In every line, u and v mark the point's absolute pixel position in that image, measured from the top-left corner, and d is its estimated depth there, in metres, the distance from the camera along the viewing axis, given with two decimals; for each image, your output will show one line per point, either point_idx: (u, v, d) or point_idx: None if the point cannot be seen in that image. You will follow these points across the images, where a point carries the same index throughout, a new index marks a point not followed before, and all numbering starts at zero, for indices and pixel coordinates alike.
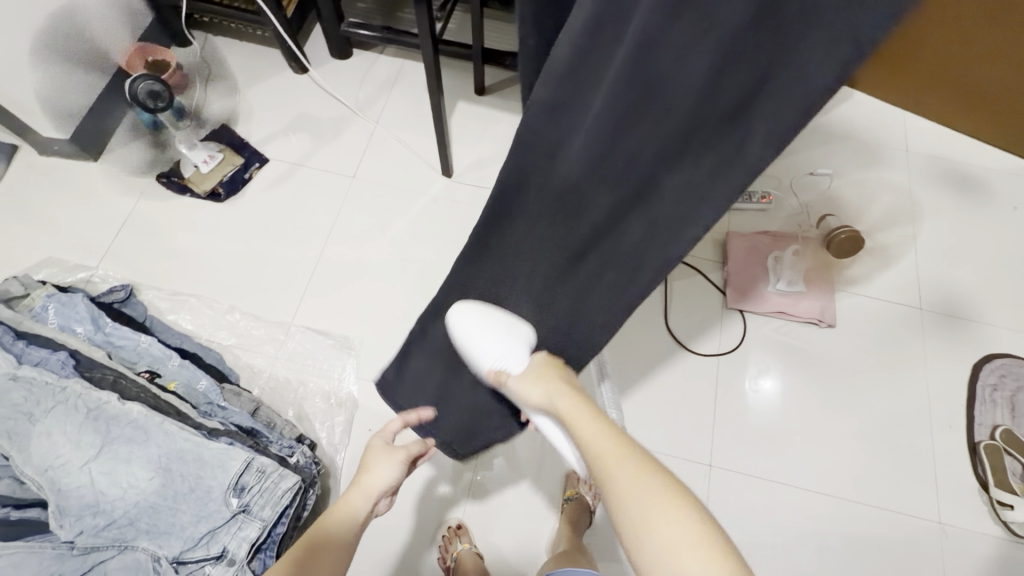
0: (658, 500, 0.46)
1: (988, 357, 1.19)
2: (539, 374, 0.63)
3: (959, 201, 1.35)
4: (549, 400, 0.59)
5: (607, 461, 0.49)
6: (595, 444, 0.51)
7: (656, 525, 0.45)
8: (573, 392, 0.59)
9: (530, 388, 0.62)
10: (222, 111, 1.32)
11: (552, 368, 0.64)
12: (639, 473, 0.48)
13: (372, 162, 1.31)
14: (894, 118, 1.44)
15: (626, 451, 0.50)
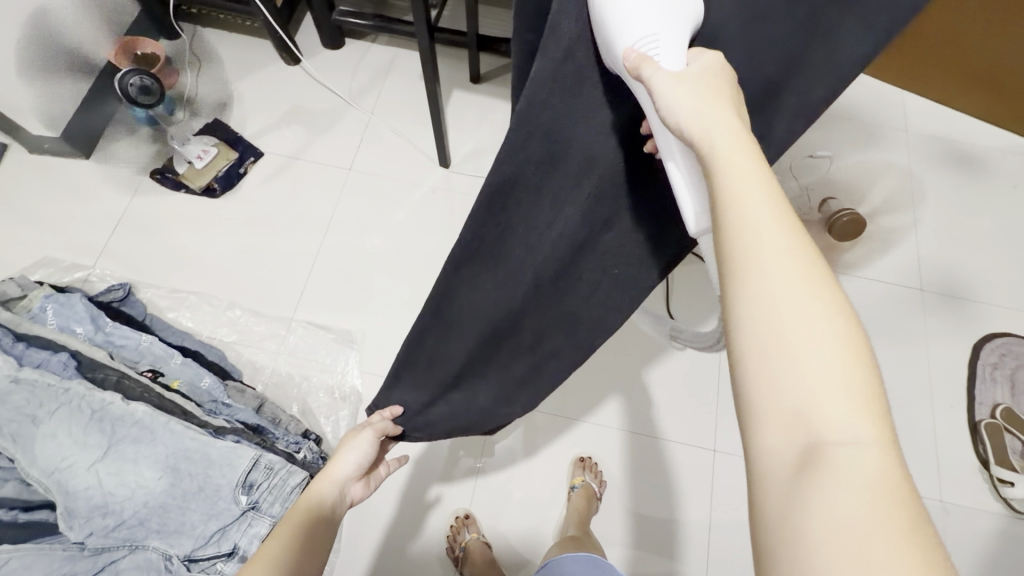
0: (816, 321, 0.30)
1: (989, 336, 1.19)
2: (704, 86, 0.37)
3: (959, 181, 1.34)
4: (704, 128, 0.35)
5: (757, 224, 0.32)
6: (740, 186, 0.33)
7: (802, 347, 0.29)
8: (728, 111, 0.36)
9: (681, 90, 0.36)
10: (213, 103, 1.32)
11: (725, 88, 0.37)
12: (794, 273, 0.30)
13: (368, 154, 1.30)
14: (894, 98, 1.43)
15: (797, 244, 0.31)
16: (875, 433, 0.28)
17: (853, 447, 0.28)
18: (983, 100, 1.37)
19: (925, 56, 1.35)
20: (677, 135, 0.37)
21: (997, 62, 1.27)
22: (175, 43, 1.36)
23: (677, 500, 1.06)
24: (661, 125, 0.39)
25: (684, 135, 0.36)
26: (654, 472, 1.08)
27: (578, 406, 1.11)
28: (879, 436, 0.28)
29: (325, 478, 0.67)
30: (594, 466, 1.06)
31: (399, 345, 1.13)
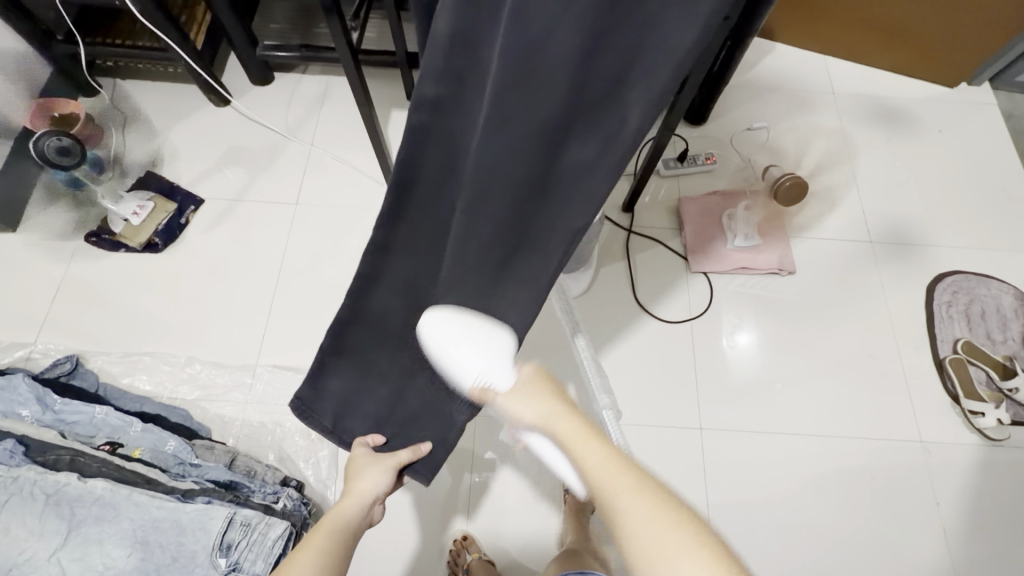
0: (681, 548, 0.46)
1: (940, 276, 1.24)
2: (529, 393, 0.62)
3: (890, 133, 1.40)
4: (543, 422, 0.59)
5: (593, 462, 0.53)
6: (585, 454, 0.54)
7: (666, 548, 0.47)
8: (571, 413, 0.59)
9: (523, 405, 0.61)
10: (144, 156, 1.27)
11: (543, 389, 0.63)
12: (629, 484, 0.51)
13: (314, 186, 1.27)
14: (816, 64, 1.50)
15: (620, 471, 0.52)
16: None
17: None
18: (902, 53, 1.44)
19: (837, 22, 1.42)
20: (530, 426, 0.61)
21: (904, 19, 1.36)
22: (94, 100, 1.31)
23: (672, 483, 1.05)
24: (523, 430, 0.63)
25: (552, 436, 0.58)
26: (646, 459, 1.07)
27: None
28: None
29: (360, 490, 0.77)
30: None
31: None
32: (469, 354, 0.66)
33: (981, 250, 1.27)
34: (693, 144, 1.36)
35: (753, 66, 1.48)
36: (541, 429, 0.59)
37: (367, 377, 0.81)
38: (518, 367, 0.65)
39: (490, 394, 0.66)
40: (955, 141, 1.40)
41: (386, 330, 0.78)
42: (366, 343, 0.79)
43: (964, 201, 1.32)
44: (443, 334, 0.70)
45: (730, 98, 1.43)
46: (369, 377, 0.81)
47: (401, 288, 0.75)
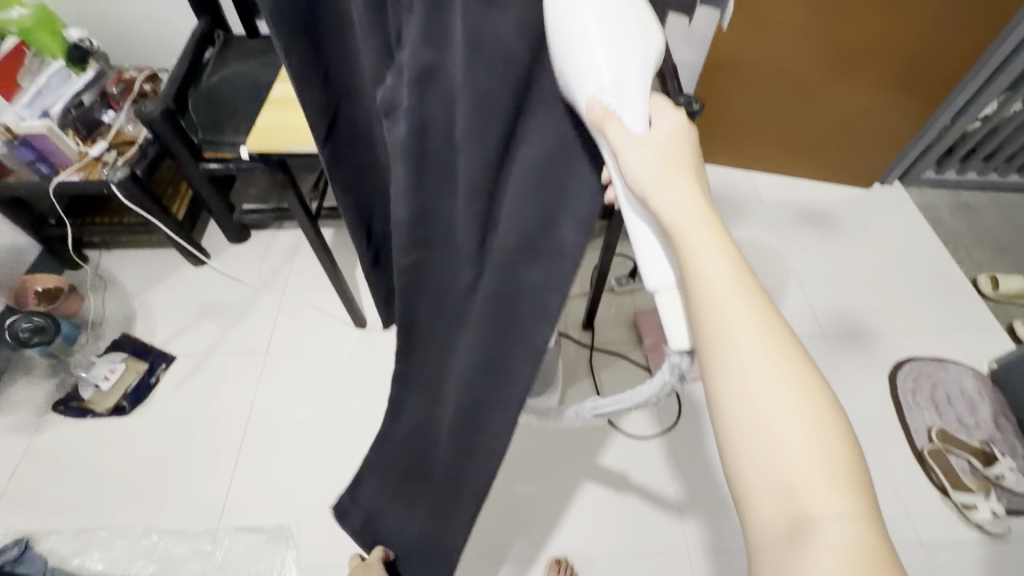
0: (797, 426, 0.29)
1: (897, 364, 1.27)
2: (661, 147, 0.36)
3: (820, 233, 1.52)
4: (670, 207, 0.34)
5: (714, 295, 0.31)
6: (682, 235, 0.33)
7: (776, 426, 0.29)
8: (694, 181, 0.35)
9: (645, 159, 0.35)
10: (119, 319, 1.33)
11: (685, 153, 0.36)
12: (760, 319, 0.31)
13: (285, 333, 1.32)
14: (743, 179, 1.67)
15: (747, 294, 0.31)
16: (854, 532, 0.28)
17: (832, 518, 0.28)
18: (816, 166, 1.63)
19: (756, 144, 1.62)
20: (635, 186, 0.36)
21: (812, 136, 1.56)
22: (78, 274, 1.40)
23: None
24: (614, 175, 0.37)
25: (646, 211, 0.36)
26: None
27: (539, 542, 1.06)
28: (853, 509, 0.28)
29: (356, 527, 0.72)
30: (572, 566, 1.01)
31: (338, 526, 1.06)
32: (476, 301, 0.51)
33: (930, 334, 1.32)
34: None
35: None
36: (652, 197, 0.35)
37: (393, 496, 0.86)
38: (663, 111, 0.37)
39: (613, 119, 0.35)
40: (880, 235, 1.53)
41: (405, 458, 0.81)
42: (388, 465, 0.84)
43: (903, 289, 1.40)
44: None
45: None
46: (397, 495, 0.85)
47: (412, 427, 0.78)
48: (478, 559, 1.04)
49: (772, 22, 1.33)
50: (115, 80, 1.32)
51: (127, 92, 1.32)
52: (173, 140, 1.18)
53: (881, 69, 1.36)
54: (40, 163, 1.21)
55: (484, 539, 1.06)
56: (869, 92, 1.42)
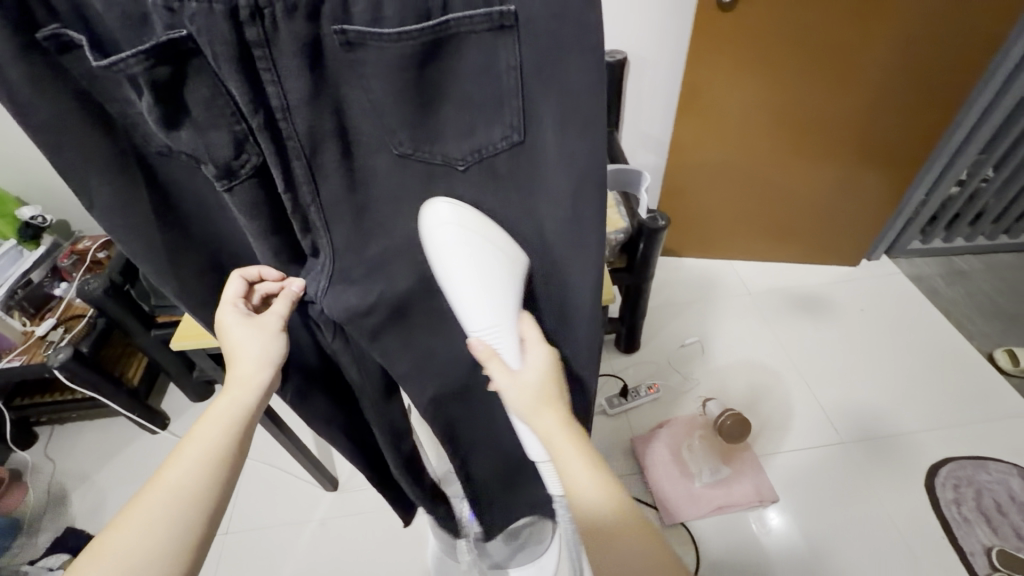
0: (625, 536, 0.44)
1: (932, 470, 1.13)
2: (534, 387, 0.50)
3: (815, 322, 1.44)
4: (543, 435, 0.49)
5: (571, 480, 0.47)
6: (557, 452, 0.48)
7: (611, 527, 0.45)
8: (553, 404, 0.50)
9: (517, 400, 0.50)
10: (57, 514, 1.19)
11: (550, 382, 0.51)
12: (588, 471, 0.46)
13: (247, 505, 1.18)
14: (725, 270, 1.62)
15: (580, 450, 0.48)
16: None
17: None
18: (802, 248, 1.58)
19: (728, 234, 1.58)
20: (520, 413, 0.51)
21: (783, 221, 1.53)
22: (22, 456, 1.28)
23: None
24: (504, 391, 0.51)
25: (533, 429, 0.50)
26: None
27: None
28: None
29: (232, 396, 0.50)
30: None
31: None
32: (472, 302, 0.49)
33: (957, 428, 1.20)
34: (633, 374, 1.36)
35: (668, 284, 1.59)
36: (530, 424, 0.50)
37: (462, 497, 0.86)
38: (535, 342, 0.52)
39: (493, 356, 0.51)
40: (879, 318, 1.45)
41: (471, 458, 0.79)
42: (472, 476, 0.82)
43: (915, 377, 1.30)
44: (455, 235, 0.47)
45: (655, 318, 1.49)
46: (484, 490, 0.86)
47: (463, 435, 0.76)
48: None
49: (719, 126, 1.33)
50: (67, 252, 1.26)
51: (79, 263, 1.27)
52: (121, 314, 1.12)
53: (835, 153, 1.35)
54: None
55: None
56: (833, 174, 1.40)
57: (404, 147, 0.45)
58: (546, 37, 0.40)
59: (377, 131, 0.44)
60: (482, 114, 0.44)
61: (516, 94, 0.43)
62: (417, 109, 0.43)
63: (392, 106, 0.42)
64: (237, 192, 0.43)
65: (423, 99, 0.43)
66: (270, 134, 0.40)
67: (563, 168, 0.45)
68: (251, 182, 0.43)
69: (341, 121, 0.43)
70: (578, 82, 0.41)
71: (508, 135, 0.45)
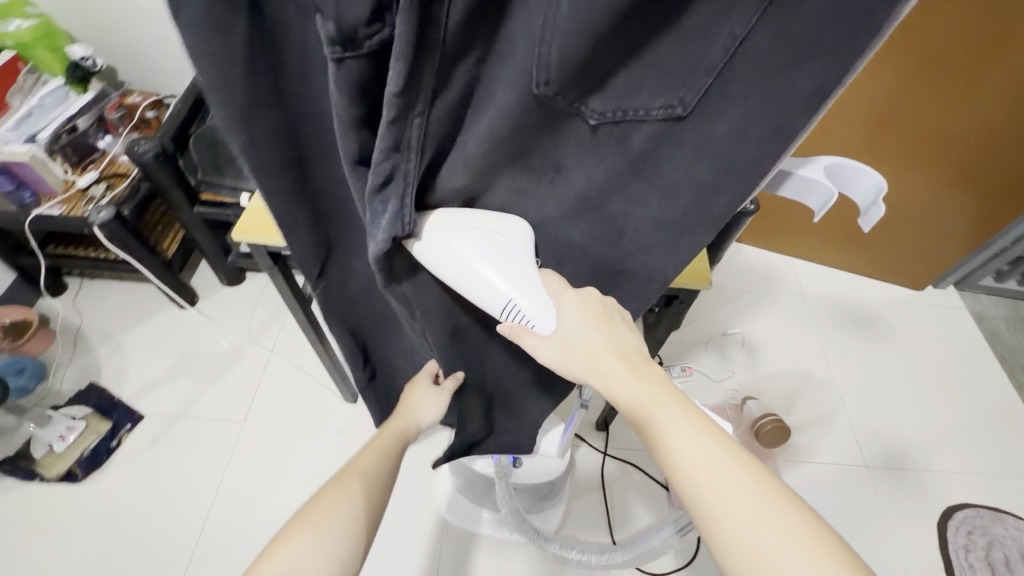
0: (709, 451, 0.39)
1: (948, 511, 1.12)
2: (587, 315, 0.45)
3: (864, 339, 1.39)
4: (589, 357, 0.44)
5: (636, 399, 0.43)
6: (613, 373, 0.44)
7: (693, 449, 0.40)
8: (602, 322, 0.45)
9: (573, 328, 0.44)
10: (82, 368, 1.20)
11: (597, 308, 0.45)
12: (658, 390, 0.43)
13: (267, 397, 1.19)
14: (782, 266, 1.54)
15: (644, 371, 0.44)
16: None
17: (779, 540, 0.36)
18: (846, 258, 1.51)
19: (794, 230, 1.49)
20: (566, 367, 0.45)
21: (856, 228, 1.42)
22: (54, 303, 1.29)
23: None
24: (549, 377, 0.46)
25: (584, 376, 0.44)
26: None
27: None
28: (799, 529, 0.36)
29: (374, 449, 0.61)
30: None
31: None
32: (474, 260, 0.43)
33: (984, 477, 1.18)
34: (666, 353, 1.33)
35: (721, 268, 1.51)
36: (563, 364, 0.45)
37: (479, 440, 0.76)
38: (562, 293, 0.45)
39: (526, 333, 0.45)
40: (931, 349, 1.39)
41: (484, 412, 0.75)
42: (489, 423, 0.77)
43: (954, 416, 1.26)
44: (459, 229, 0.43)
45: (700, 301, 1.43)
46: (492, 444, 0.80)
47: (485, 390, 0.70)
48: None
49: (842, 110, 1.20)
50: (115, 105, 1.19)
51: (127, 118, 1.19)
52: (167, 181, 1.08)
53: (934, 171, 1.23)
54: (21, 190, 1.10)
55: None
56: (926, 190, 1.28)
57: (547, 90, 0.33)
58: (804, 24, 0.29)
59: (525, 65, 0.32)
60: (656, 69, 0.32)
61: (716, 69, 0.32)
62: (614, 48, 0.31)
63: (572, 45, 0.30)
64: (348, 68, 0.30)
65: (607, 47, 0.31)
66: (419, 17, 0.28)
67: (701, 162, 0.37)
68: (361, 67, 0.31)
69: (499, 33, 0.32)
70: (800, 90, 0.31)
71: (669, 105, 0.34)
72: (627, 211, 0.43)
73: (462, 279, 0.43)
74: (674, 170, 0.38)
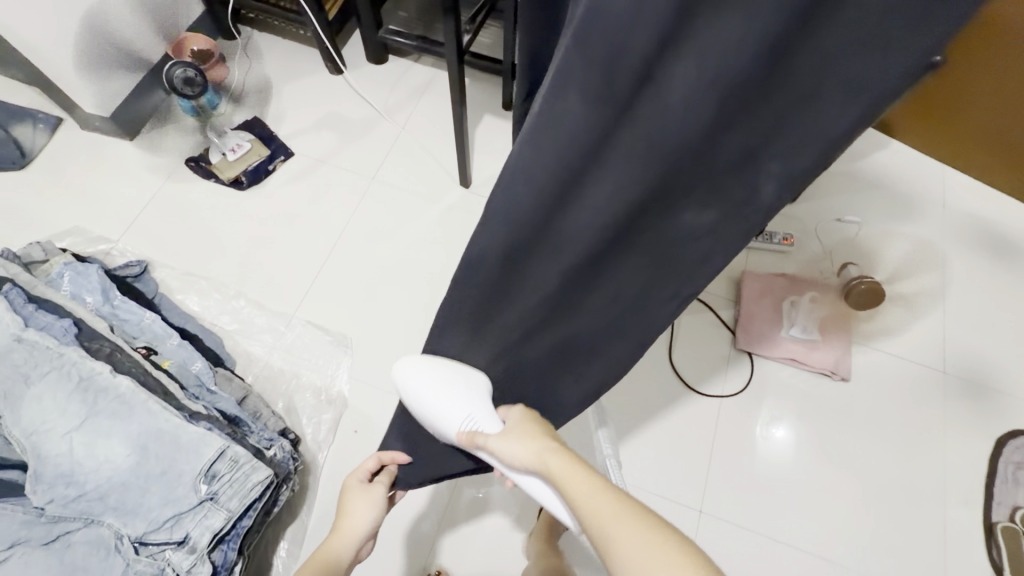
0: (646, 549, 0.43)
1: (1015, 433, 1.11)
2: (519, 431, 0.58)
3: (996, 264, 1.28)
4: (535, 460, 0.54)
5: (576, 496, 0.49)
6: (556, 475, 0.51)
7: (631, 546, 0.43)
8: (544, 440, 0.55)
9: (512, 444, 0.56)
10: (252, 106, 1.37)
11: (532, 425, 0.59)
12: (595, 486, 0.49)
13: (394, 166, 1.31)
14: (934, 172, 1.38)
15: (578, 476, 0.50)
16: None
17: None
18: (1010, 182, 1.33)
19: (961, 136, 1.31)
20: (521, 465, 0.56)
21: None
22: (231, 44, 1.44)
23: None
24: (508, 470, 0.58)
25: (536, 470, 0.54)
26: None
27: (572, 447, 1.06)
28: None
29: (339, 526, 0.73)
30: None
31: (394, 356, 1.11)
32: (439, 393, 0.66)
33: None
34: (774, 220, 1.29)
35: (861, 158, 1.40)
36: (514, 459, 0.56)
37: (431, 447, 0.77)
38: (510, 411, 0.63)
39: (479, 436, 0.60)
40: None
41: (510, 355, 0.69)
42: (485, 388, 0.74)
43: None
44: (418, 375, 0.68)
45: (825, 184, 1.35)
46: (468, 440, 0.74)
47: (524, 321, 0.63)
48: None
49: None
50: None
51: None
52: None
53: None
54: None
55: None
56: None
57: None
58: None
59: None
60: None
61: None
62: None
63: None
64: None
65: None
66: None
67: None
68: None
69: None
70: None
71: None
72: (794, 60, 0.32)
73: (426, 409, 0.67)
74: (838, 28, 0.29)
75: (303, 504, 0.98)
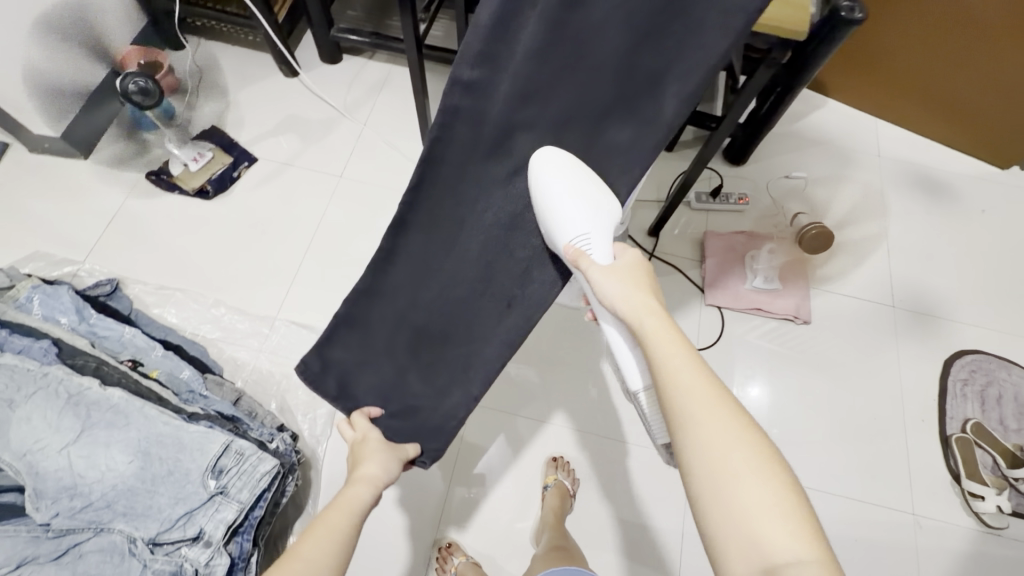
0: (732, 441, 0.45)
1: (960, 353, 1.22)
2: (627, 276, 0.57)
3: (931, 204, 1.40)
4: (630, 310, 0.54)
5: (671, 362, 0.49)
6: (657, 351, 0.50)
7: (719, 438, 0.45)
8: (662, 311, 0.53)
9: (613, 285, 0.56)
10: (211, 116, 1.35)
11: (643, 276, 0.57)
12: (691, 375, 0.48)
13: (361, 162, 1.33)
14: (869, 125, 1.49)
15: (685, 355, 0.49)
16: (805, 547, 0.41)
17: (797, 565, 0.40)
18: (937, 127, 1.45)
19: (889, 88, 1.42)
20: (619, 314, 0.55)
21: (954, 94, 1.37)
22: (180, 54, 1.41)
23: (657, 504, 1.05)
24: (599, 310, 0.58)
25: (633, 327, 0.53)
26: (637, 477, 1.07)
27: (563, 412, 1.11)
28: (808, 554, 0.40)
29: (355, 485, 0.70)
30: (568, 466, 1.05)
31: None
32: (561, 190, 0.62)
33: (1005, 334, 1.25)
34: (728, 182, 1.37)
35: (802, 117, 1.49)
36: (619, 306, 0.55)
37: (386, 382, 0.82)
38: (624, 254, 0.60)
39: (584, 258, 0.59)
40: (998, 222, 1.39)
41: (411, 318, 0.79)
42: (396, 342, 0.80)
43: (996, 280, 1.31)
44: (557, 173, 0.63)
45: (773, 144, 1.44)
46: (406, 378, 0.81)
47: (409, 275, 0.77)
48: (504, 411, 1.10)
49: None
50: None
51: None
52: None
53: None
54: None
55: (508, 397, 1.11)
56: None
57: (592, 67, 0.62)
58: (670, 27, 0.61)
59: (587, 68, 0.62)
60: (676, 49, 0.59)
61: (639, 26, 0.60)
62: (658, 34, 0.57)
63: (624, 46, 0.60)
64: None
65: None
66: None
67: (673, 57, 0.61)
68: None
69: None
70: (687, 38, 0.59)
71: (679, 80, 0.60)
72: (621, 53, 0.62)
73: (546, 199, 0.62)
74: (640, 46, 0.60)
75: (308, 496, 0.99)
